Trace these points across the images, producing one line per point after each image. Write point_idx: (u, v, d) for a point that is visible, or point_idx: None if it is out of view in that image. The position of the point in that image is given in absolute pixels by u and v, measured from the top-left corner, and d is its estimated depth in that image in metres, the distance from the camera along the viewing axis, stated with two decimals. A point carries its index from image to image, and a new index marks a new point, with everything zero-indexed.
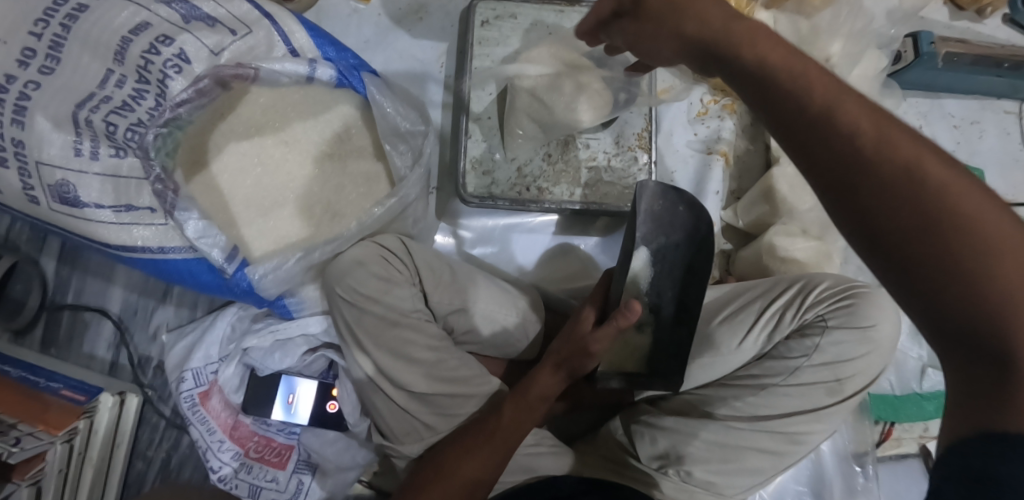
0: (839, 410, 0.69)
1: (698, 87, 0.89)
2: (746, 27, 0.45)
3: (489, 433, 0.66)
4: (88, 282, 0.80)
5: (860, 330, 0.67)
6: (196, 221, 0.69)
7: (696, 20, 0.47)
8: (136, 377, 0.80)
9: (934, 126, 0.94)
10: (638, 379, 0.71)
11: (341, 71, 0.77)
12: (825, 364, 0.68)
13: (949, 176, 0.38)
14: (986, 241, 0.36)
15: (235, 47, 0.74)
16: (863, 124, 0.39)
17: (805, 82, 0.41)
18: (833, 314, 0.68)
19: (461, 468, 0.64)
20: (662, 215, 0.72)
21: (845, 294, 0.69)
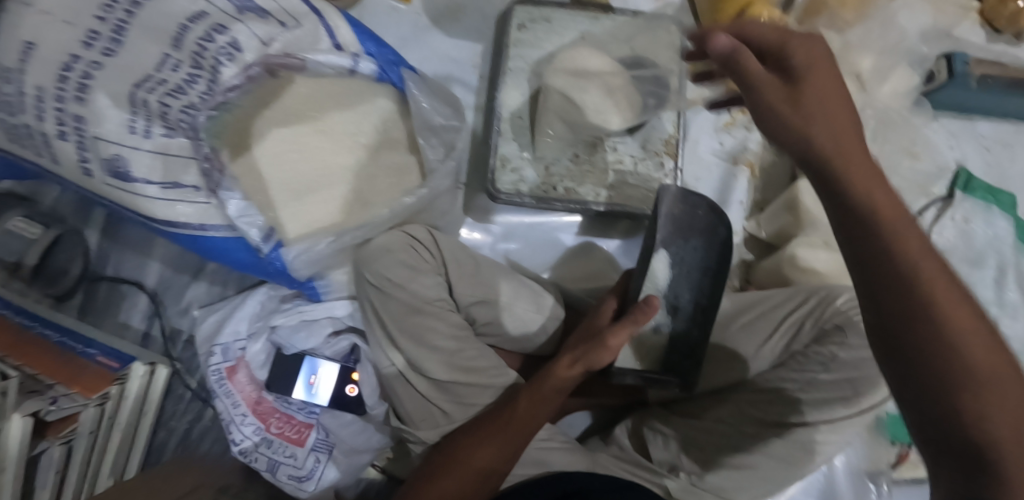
0: (856, 421, 0.69)
1: None
2: (828, 121, 0.51)
3: (504, 423, 0.68)
4: (126, 256, 0.85)
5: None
6: (238, 201, 0.72)
7: (817, 120, 0.50)
8: (166, 349, 0.84)
9: (964, 147, 0.94)
10: (654, 378, 0.74)
11: (381, 66, 0.80)
12: (843, 375, 0.68)
13: (971, 320, 0.43)
14: (975, 364, 0.42)
15: (284, 38, 0.75)
16: (900, 232, 0.46)
17: (861, 188, 0.48)
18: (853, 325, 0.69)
19: (475, 454, 0.66)
20: (682, 218, 0.78)
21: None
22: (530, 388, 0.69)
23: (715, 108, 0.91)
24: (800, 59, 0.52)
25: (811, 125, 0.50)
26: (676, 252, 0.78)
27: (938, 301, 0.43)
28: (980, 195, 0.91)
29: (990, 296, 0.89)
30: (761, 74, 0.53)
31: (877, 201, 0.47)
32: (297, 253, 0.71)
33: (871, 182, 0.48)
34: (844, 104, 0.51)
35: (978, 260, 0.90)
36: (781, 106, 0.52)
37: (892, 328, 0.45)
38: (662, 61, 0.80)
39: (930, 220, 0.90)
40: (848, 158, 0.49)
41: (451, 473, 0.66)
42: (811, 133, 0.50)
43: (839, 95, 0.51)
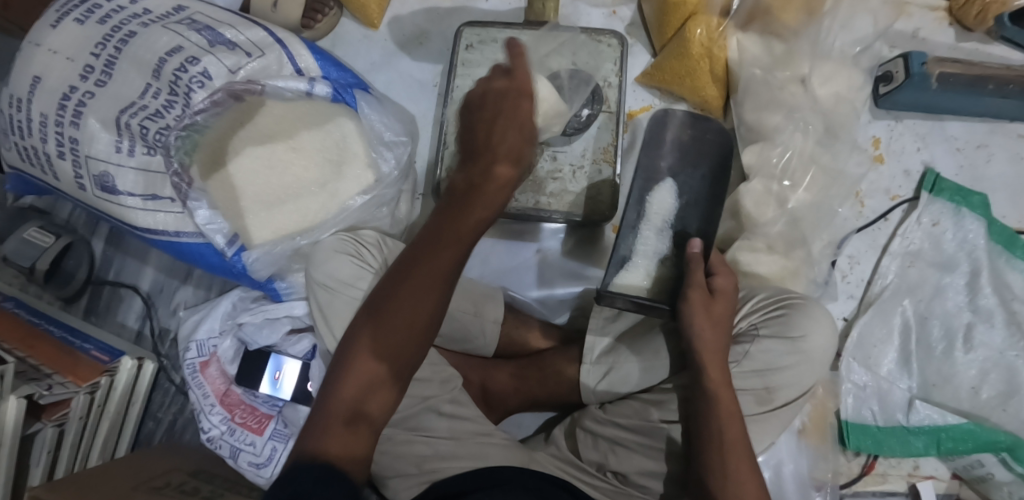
0: (771, 420, 0.68)
1: (679, 105, 0.93)
2: (717, 309, 0.67)
3: (428, 267, 0.65)
4: (126, 262, 0.96)
5: (790, 341, 0.67)
6: (205, 210, 0.81)
7: (702, 331, 0.65)
8: (155, 347, 0.93)
9: (934, 148, 0.92)
10: (645, 305, 0.74)
11: (336, 88, 0.87)
12: (756, 372, 0.67)
13: (741, 448, 0.63)
14: (736, 472, 0.62)
15: (251, 67, 0.84)
16: (720, 382, 0.64)
17: (707, 347, 0.65)
18: (766, 323, 0.68)
19: (411, 298, 0.65)
20: (691, 144, 0.82)
21: (781, 305, 0.69)
22: (467, 195, 0.63)
23: None
24: (719, 283, 0.69)
25: (698, 329, 0.65)
26: (686, 181, 0.81)
27: (732, 468, 0.62)
28: (948, 196, 0.88)
29: (962, 301, 0.86)
30: (697, 278, 0.68)
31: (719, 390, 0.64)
32: (257, 255, 0.82)
33: (727, 402, 0.63)
34: (728, 327, 0.67)
35: (948, 264, 0.87)
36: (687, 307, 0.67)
37: (699, 461, 0.64)
38: (602, 73, 0.86)
39: (894, 222, 0.90)
40: (710, 361, 0.64)
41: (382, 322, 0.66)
42: (701, 335, 0.65)
43: (729, 306, 0.68)
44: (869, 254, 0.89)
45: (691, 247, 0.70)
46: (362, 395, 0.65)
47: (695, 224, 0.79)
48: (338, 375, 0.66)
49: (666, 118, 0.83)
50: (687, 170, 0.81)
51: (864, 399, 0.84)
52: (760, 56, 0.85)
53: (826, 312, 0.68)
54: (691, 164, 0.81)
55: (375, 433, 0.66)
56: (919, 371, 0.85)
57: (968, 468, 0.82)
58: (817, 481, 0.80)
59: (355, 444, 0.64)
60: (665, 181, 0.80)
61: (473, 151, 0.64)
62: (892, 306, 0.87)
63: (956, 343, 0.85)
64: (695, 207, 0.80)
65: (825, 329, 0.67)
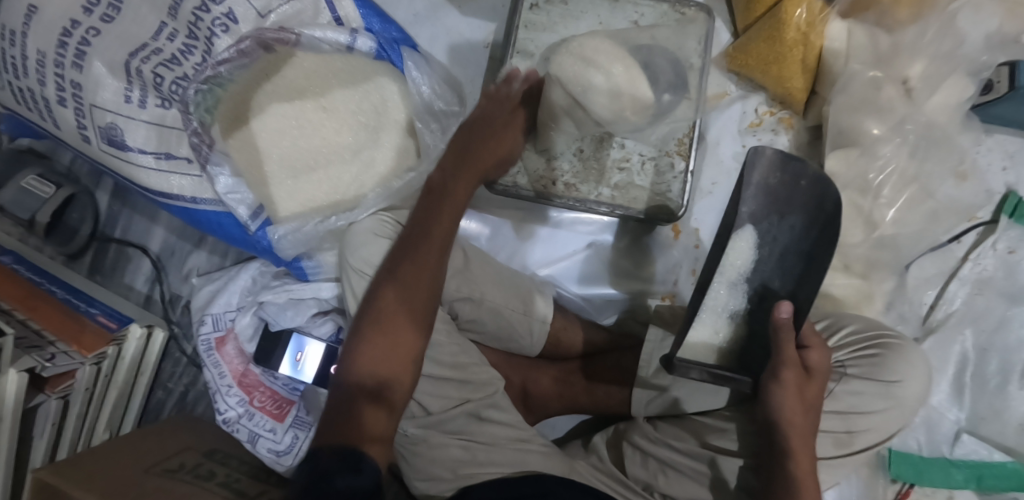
0: (845, 461, 0.65)
1: (755, 95, 0.84)
2: (811, 394, 0.61)
3: (422, 251, 0.65)
4: (134, 220, 0.87)
5: (883, 384, 0.63)
6: (227, 177, 0.73)
7: (792, 415, 0.60)
8: (165, 312, 0.87)
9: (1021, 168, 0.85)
10: (719, 375, 0.67)
11: (381, 44, 0.77)
12: (840, 414, 0.63)
13: None
14: None
15: (283, 11, 0.74)
16: (803, 469, 0.60)
17: (794, 430, 0.60)
18: (856, 361, 0.64)
19: (411, 296, 0.63)
20: (779, 190, 0.69)
21: (875, 343, 0.65)
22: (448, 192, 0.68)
23: (741, 107, 0.84)
24: (813, 360, 0.62)
25: (788, 413, 0.60)
26: (769, 230, 0.70)
27: None
28: None
29: None
30: (791, 354, 0.61)
31: (800, 473, 0.59)
32: (284, 232, 0.74)
33: (811, 494, 0.59)
34: (817, 412, 0.62)
35: (1018, 296, 0.83)
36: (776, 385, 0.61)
37: None
38: (686, 52, 0.75)
39: (968, 245, 0.84)
40: (799, 441, 0.60)
41: (384, 319, 0.62)
42: (790, 419, 0.60)
43: (817, 393, 0.62)
44: (938, 278, 0.84)
45: (779, 312, 0.62)
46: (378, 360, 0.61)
47: (777, 279, 0.69)
48: (353, 347, 0.62)
49: (755, 156, 0.67)
50: (774, 219, 0.69)
51: (911, 428, 0.82)
52: (863, 49, 0.76)
53: (921, 358, 0.64)
54: (779, 212, 0.69)
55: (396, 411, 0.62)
56: (969, 403, 0.82)
57: None
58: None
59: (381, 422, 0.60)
60: (744, 228, 0.69)
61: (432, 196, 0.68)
62: (953, 336, 0.83)
63: (1012, 379, 0.82)
64: (783, 262, 0.70)
65: (919, 375, 0.63)
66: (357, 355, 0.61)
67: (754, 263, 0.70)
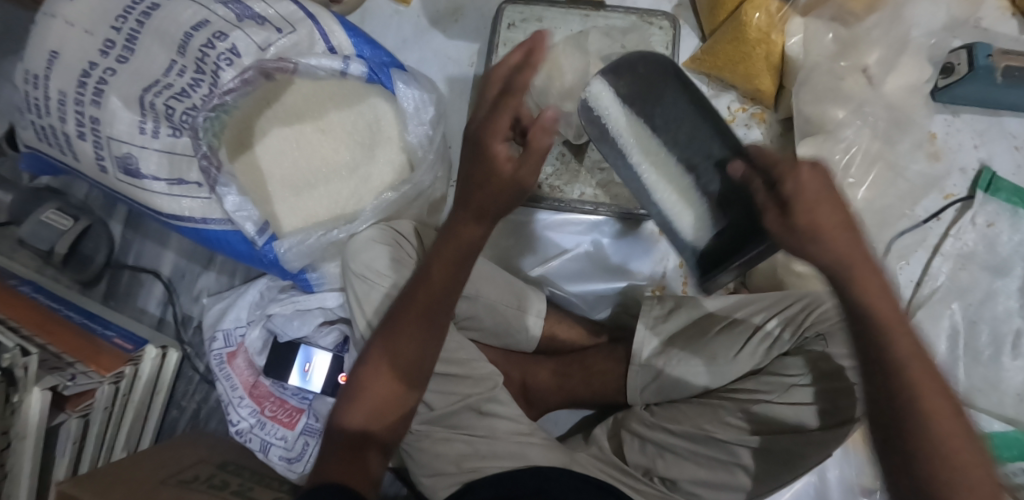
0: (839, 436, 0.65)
1: (726, 94, 0.88)
2: (817, 199, 0.47)
3: (415, 305, 0.65)
4: (146, 246, 0.93)
5: (857, 354, 0.67)
6: (235, 196, 0.75)
7: (816, 253, 0.48)
8: (178, 333, 0.91)
9: (991, 146, 0.89)
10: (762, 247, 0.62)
11: (372, 69, 0.78)
12: (826, 387, 0.67)
13: (904, 336, 0.49)
14: (906, 370, 0.49)
15: (280, 44, 0.77)
16: (876, 313, 0.49)
17: (838, 257, 0.47)
18: (831, 335, 0.69)
19: (404, 347, 0.65)
20: (648, 87, 0.71)
21: (845, 317, 0.69)
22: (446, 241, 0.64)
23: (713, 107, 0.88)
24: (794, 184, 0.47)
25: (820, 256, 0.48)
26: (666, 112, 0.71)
27: (909, 367, 0.49)
28: (1005, 196, 0.86)
29: (1013, 306, 0.84)
30: (762, 197, 0.50)
31: (878, 309, 0.49)
32: (289, 246, 0.76)
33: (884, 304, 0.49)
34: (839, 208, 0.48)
35: (1000, 268, 0.85)
36: (793, 241, 0.48)
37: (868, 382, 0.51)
38: None
39: (947, 221, 0.87)
40: (863, 272, 0.48)
41: (377, 369, 0.65)
42: (821, 264, 0.48)
43: (830, 194, 0.47)
44: (920, 255, 0.87)
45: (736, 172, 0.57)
46: (373, 407, 0.65)
47: (679, 137, 0.71)
48: (344, 400, 0.66)
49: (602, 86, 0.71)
50: (655, 109, 0.71)
51: None
52: (822, 42, 0.80)
53: None
54: (654, 99, 0.71)
55: (384, 454, 0.65)
56: (964, 375, 0.84)
57: None
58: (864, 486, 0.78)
59: (369, 464, 0.63)
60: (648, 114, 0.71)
61: (429, 260, 0.65)
62: (941, 309, 0.85)
63: (1004, 350, 0.84)
64: (694, 130, 0.70)
65: None
66: (348, 409, 0.66)
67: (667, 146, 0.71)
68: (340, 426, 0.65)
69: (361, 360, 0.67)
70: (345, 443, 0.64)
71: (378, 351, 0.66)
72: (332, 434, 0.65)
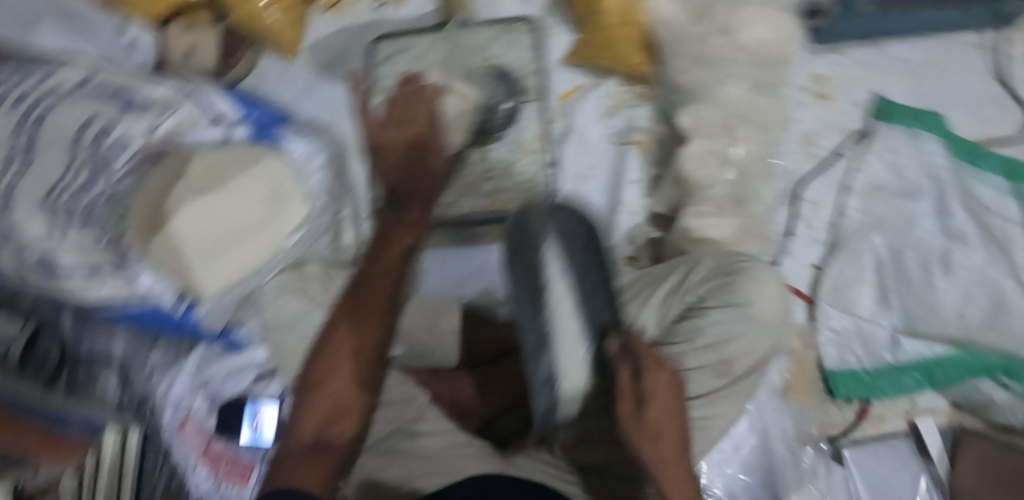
0: (733, 391, 0.62)
1: (608, 79, 0.88)
2: (655, 419, 0.57)
3: (370, 298, 0.60)
4: (97, 336, 0.97)
5: (735, 308, 0.61)
6: (148, 274, 0.80)
7: (643, 445, 0.56)
8: (137, 414, 0.94)
9: (882, 74, 0.89)
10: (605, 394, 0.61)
11: (254, 131, 0.86)
12: (709, 346, 0.61)
13: None
14: None
15: (167, 126, 0.82)
16: None
17: (653, 437, 0.57)
18: (711, 293, 0.63)
19: (361, 346, 0.59)
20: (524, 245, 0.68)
21: (729, 272, 0.63)
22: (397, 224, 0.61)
23: (595, 95, 0.88)
24: (648, 383, 0.58)
25: (640, 446, 0.56)
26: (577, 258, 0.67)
27: None
28: (902, 120, 0.86)
29: (933, 226, 0.83)
30: (625, 386, 0.57)
31: None
32: (209, 308, 0.83)
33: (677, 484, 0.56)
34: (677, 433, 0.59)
35: (912, 192, 0.85)
36: (633, 428, 0.57)
37: None
38: (520, 61, 0.83)
39: (850, 158, 0.87)
40: (667, 470, 0.57)
41: (342, 361, 0.59)
42: (643, 453, 0.57)
43: (674, 426, 0.58)
44: (831, 194, 0.87)
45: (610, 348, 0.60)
46: (322, 423, 0.58)
47: (581, 245, 0.68)
48: (299, 407, 0.60)
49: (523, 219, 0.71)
50: (577, 250, 0.67)
51: (846, 345, 0.82)
52: None
53: (772, 274, 0.63)
54: (570, 247, 0.67)
55: (346, 462, 0.57)
56: (898, 305, 0.83)
57: (969, 396, 0.80)
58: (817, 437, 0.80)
59: (321, 468, 0.55)
60: (552, 249, 0.66)
61: (378, 247, 0.61)
62: (863, 243, 0.84)
63: (934, 269, 0.82)
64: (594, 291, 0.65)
65: (771, 290, 0.62)
66: (302, 416, 0.59)
67: (570, 273, 0.65)
68: (296, 433, 0.58)
69: (314, 358, 0.61)
70: (299, 450, 0.57)
71: (325, 364, 0.59)
72: (279, 467, 0.56)
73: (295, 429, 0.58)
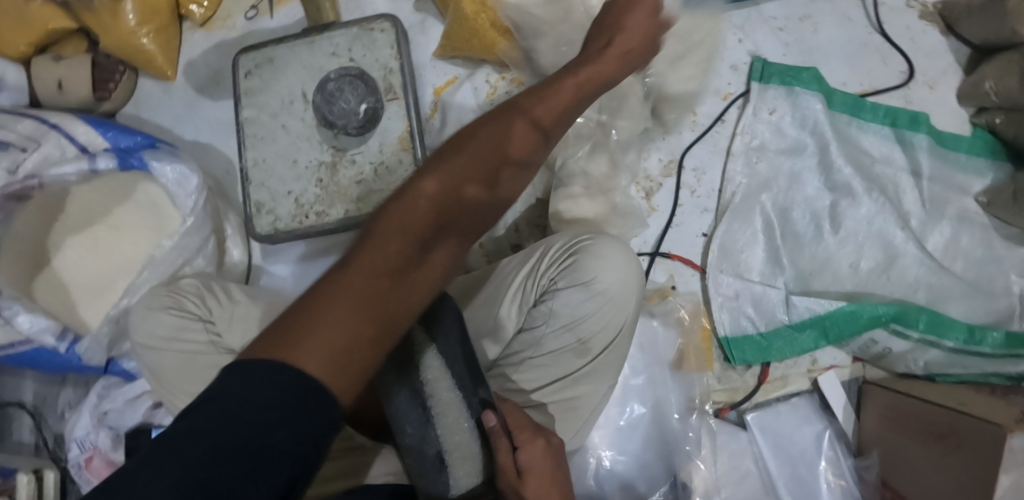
0: (596, 367, 0.65)
1: (481, 68, 0.88)
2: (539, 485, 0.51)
3: (449, 193, 0.46)
4: (4, 382, 0.96)
5: (581, 288, 0.62)
6: (26, 314, 0.78)
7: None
8: (53, 455, 0.94)
9: (754, 35, 0.88)
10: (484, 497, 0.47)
11: (120, 157, 0.82)
12: (564, 327, 0.63)
13: None
14: None
15: (30, 163, 0.80)
16: None
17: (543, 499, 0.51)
18: (562, 275, 0.63)
19: (420, 206, 0.44)
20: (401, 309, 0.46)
21: (571, 251, 0.64)
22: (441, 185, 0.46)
23: (471, 84, 0.88)
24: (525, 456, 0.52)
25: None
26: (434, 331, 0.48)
27: None
28: (779, 80, 0.85)
29: (818, 182, 0.83)
30: (507, 462, 0.48)
31: None
32: (88, 343, 0.79)
33: None
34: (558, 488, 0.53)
35: (795, 149, 0.84)
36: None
37: None
38: (382, 59, 0.81)
39: (731, 122, 0.86)
40: None
41: (394, 219, 0.43)
42: None
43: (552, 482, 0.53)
44: (716, 161, 0.86)
45: (486, 424, 0.47)
46: (390, 281, 0.40)
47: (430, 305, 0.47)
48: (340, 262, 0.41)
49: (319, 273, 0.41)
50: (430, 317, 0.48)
51: (742, 309, 0.82)
52: None
53: (619, 247, 0.64)
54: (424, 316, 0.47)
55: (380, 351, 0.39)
56: (791, 264, 0.82)
57: (866, 347, 0.81)
58: (720, 403, 0.82)
59: (359, 346, 0.38)
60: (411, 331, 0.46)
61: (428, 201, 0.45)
62: (750, 207, 0.84)
63: (822, 224, 0.82)
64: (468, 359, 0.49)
65: (618, 265, 0.63)
66: (353, 263, 0.41)
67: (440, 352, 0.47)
68: (341, 283, 0.40)
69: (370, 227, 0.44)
70: (298, 321, 0.38)
71: (370, 234, 0.43)
72: (274, 328, 0.38)
73: (297, 341, 0.36)
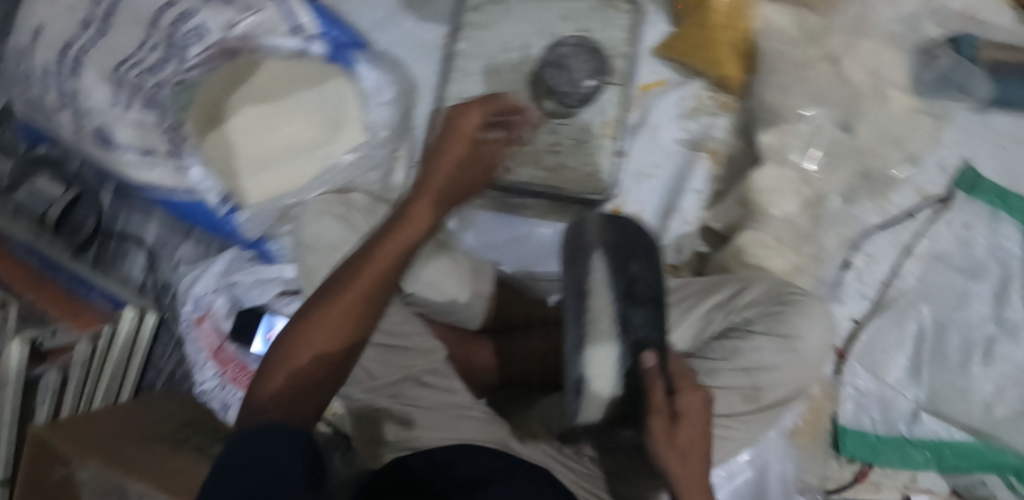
0: (753, 419, 0.63)
1: (695, 81, 0.85)
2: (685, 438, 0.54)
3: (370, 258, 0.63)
4: (132, 216, 0.98)
5: (783, 339, 0.61)
6: (198, 169, 0.78)
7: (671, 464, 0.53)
8: (157, 299, 0.96)
9: (975, 142, 0.83)
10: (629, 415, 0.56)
11: (333, 48, 0.83)
12: (744, 370, 0.61)
13: None
14: None
15: (246, 23, 0.80)
16: None
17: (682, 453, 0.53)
18: (760, 319, 0.63)
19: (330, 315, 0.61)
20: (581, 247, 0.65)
21: (779, 301, 0.64)
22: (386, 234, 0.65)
23: (679, 94, 0.85)
24: (683, 401, 0.56)
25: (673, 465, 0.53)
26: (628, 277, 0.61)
27: None
28: (986, 198, 0.82)
29: (987, 312, 0.80)
30: (657, 400, 0.54)
31: None
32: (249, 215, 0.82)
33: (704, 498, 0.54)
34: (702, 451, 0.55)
35: (974, 272, 0.81)
36: (668, 449, 0.53)
37: None
38: (613, 41, 0.81)
39: (921, 221, 0.83)
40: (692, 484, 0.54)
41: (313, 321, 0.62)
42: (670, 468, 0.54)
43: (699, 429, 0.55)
44: (891, 255, 0.83)
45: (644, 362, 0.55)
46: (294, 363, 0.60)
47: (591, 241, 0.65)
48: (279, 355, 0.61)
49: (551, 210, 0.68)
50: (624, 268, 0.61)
51: (864, 404, 0.81)
52: (788, 28, 0.77)
53: (824, 311, 0.64)
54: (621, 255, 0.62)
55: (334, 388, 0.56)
56: (928, 381, 0.81)
57: (970, 487, 0.79)
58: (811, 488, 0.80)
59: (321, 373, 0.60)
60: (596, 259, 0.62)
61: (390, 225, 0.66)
62: (909, 311, 0.82)
63: (975, 356, 0.80)
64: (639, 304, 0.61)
65: (823, 329, 0.63)
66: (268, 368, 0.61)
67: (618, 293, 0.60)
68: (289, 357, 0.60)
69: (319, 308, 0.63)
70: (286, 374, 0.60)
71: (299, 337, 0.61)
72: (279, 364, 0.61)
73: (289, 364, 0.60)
